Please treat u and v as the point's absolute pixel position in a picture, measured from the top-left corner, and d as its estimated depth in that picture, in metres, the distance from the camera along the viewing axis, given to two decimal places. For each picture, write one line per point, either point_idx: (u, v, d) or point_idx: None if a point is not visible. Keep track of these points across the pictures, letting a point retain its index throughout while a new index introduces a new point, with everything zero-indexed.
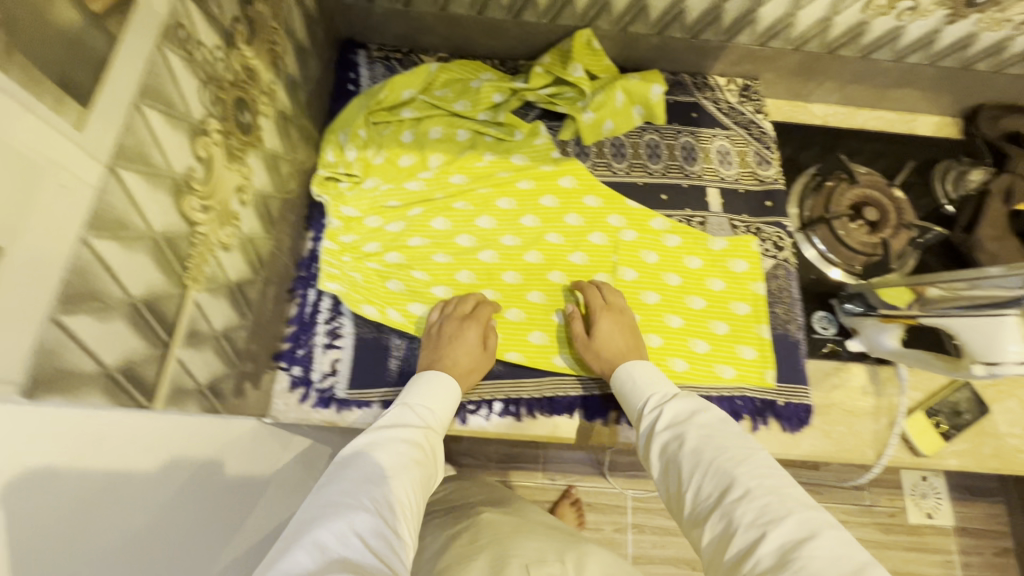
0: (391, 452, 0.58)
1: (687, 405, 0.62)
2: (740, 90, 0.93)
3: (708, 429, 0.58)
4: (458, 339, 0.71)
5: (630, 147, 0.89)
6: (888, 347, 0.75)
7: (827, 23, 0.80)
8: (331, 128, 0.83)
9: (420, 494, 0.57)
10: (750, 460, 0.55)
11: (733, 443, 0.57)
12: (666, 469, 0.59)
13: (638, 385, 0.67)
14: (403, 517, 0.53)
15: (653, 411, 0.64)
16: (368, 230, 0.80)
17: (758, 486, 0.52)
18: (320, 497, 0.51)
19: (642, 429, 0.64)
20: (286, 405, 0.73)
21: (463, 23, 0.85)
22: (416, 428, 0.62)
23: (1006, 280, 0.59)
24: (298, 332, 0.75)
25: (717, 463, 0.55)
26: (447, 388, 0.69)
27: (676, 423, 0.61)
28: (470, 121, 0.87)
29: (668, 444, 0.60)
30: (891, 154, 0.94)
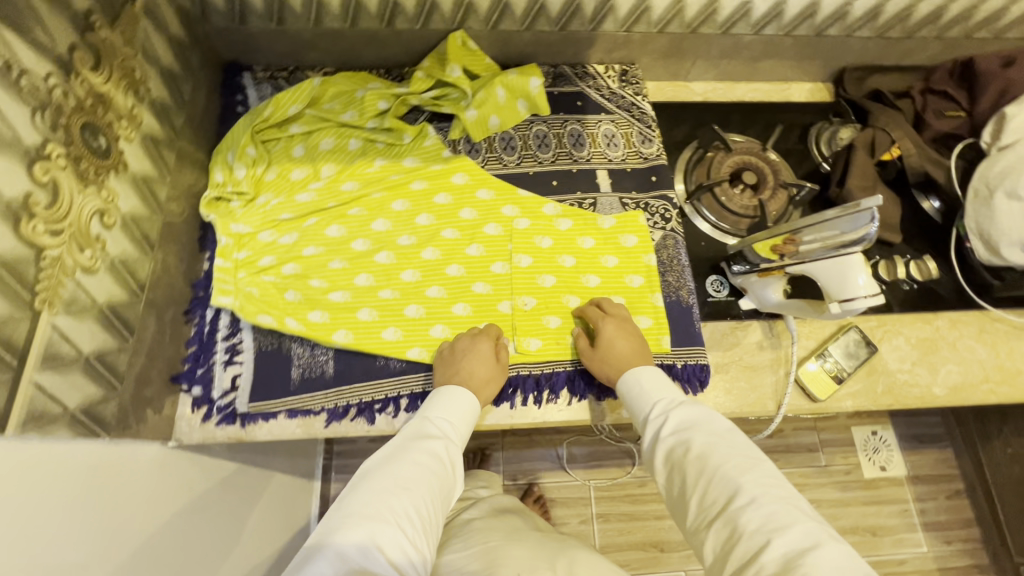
0: (415, 470, 0.61)
1: (693, 414, 0.64)
2: (619, 76, 0.97)
3: (714, 437, 0.60)
4: (471, 351, 0.74)
5: (519, 139, 0.92)
6: (773, 300, 0.79)
7: (680, 4, 0.85)
8: (218, 150, 0.84)
9: (439, 511, 0.61)
10: (755, 468, 0.57)
11: (740, 451, 0.59)
12: (671, 473, 0.62)
13: (645, 392, 0.69)
14: (420, 536, 0.57)
15: (660, 417, 0.66)
16: (262, 245, 0.80)
17: (764, 493, 0.54)
18: (345, 512, 0.56)
19: (648, 434, 0.66)
20: (190, 425, 0.73)
21: (340, 36, 0.87)
22: (434, 442, 0.65)
23: (838, 222, 0.63)
24: (198, 352, 0.75)
25: (724, 470, 0.57)
26: (466, 402, 0.70)
27: (682, 429, 0.63)
28: (360, 130, 0.89)
29: (674, 449, 0.62)
30: (768, 122, 1.00)
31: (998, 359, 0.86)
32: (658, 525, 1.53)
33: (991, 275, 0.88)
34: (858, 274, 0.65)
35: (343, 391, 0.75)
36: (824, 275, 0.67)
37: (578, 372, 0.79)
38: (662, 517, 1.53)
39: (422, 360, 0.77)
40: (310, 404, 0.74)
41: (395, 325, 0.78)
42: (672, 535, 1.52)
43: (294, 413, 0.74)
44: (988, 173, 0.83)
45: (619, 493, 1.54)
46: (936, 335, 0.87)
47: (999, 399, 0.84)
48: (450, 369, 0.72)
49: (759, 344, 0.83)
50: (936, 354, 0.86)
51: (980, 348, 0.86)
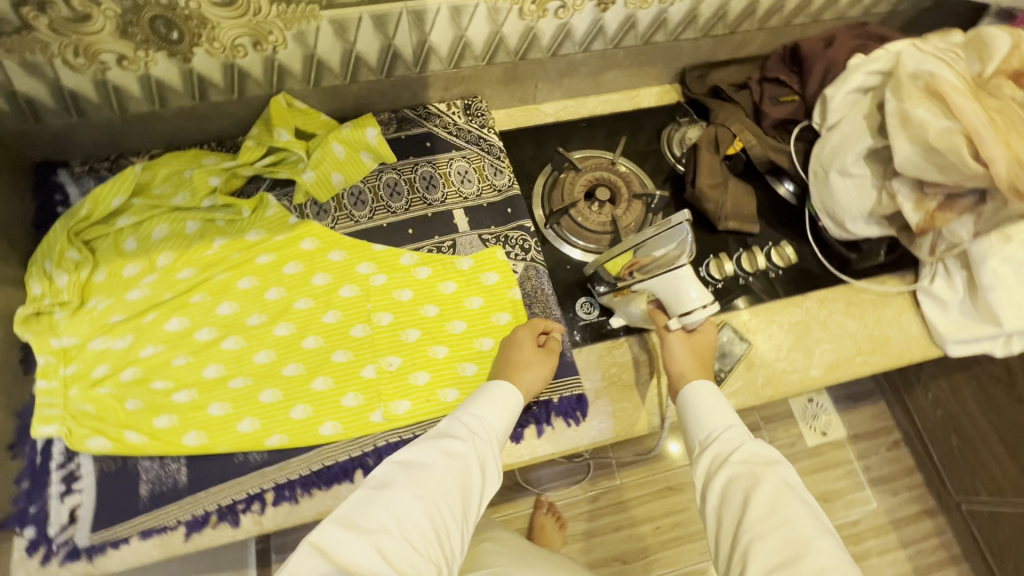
0: (435, 475, 0.58)
1: (765, 452, 0.62)
2: (463, 110, 0.95)
3: (785, 489, 0.58)
4: (519, 340, 0.76)
5: (369, 192, 0.89)
6: (638, 315, 0.79)
7: (498, 35, 0.84)
8: (33, 259, 0.78)
9: (461, 520, 0.58)
10: (825, 535, 0.55)
11: (811, 513, 0.56)
12: (725, 507, 0.59)
13: (715, 412, 0.67)
14: (433, 547, 0.54)
15: (726, 441, 0.63)
16: (94, 354, 0.75)
17: (828, 562, 0.52)
18: (357, 514, 0.54)
19: (709, 458, 0.63)
20: (27, 572, 0.65)
21: (156, 117, 0.82)
22: (460, 442, 0.62)
23: (665, 237, 0.68)
24: (31, 486, 0.68)
25: (790, 528, 0.55)
26: (507, 393, 0.69)
27: (751, 464, 0.61)
28: (196, 211, 0.84)
29: (737, 479, 0.60)
30: (620, 133, 1.00)
31: (867, 329, 0.88)
32: (618, 538, 1.49)
33: (845, 248, 0.92)
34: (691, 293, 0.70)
35: (200, 498, 0.70)
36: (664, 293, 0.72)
37: None
38: (620, 529, 1.49)
39: (283, 447, 0.72)
40: (165, 519, 0.68)
41: (252, 415, 0.73)
42: (632, 544, 1.48)
43: (148, 533, 0.68)
44: (821, 153, 0.85)
45: (574, 513, 1.50)
46: (807, 316, 0.88)
47: (874, 369, 0.86)
48: (501, 365, 0.75)
49: (637, 360, 0.82)
50: (810, 336, 0.87)
51: (849, 322, 0.88)
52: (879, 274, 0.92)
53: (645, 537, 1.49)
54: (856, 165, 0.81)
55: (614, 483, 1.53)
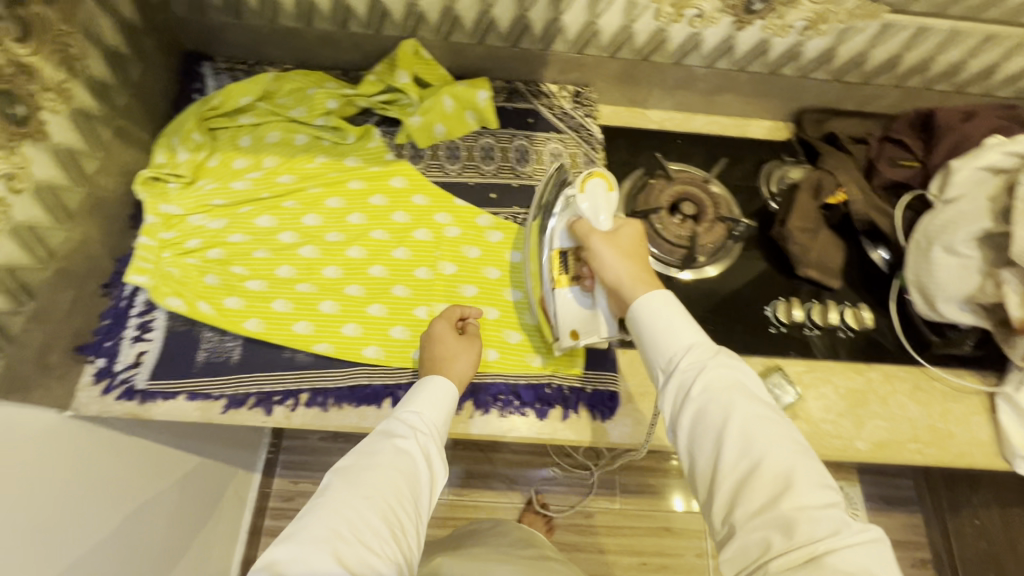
0: (379, 471, 0.57)
1: (729, 373, 0.58)
2: (572, 97, 0.97)
3: (754, 418, 0.55)
4: (437, 335, 0.73)
5: (464, 150, 0.92)
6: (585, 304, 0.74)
7: (628, 30, 0.85)
8: (164, 132, 0.86)
9: (415, 515, 0.57)
10: (798, 455, 0.53)
11: (780, 436, 0.54)
12: (696, 444, 0.56)
13: (676, 332, 0.61)
14: (390, 544, 0.53)
15: (690, 368, 0.59)
16: (191, 228, 0.82)
17: (808, 494, 0.50)
18: (303, 527, 0.52)
19: (674, 388, 0.59)
20: (89, 397, 0.73)
21: (297, 34, 0.89)
22: (402, 440, 0.61)
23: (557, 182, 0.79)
24: (110, 325, 0.76)
25: (766, 461, 0.52)
26: (443, 389, 0.67)
27: (718, 390, 0.57)
28: (308, 127, 0.91)
29: (706, 412, 0.56)
30: (719, 156, 0.99)
31: (930, 418, 0.82)
32: (602, 560, 1.45)
33: (930, 330, 0.86)
34: (592, 187, 0.72)
35: (246, 379, 0.75)
36: (575, 214, 0.74)
37: (485, 385, 0.77)
38: (605, 553, 1.46)
39: (328, 356, 0.77)
40: (211, 388, 0.74)
41: (307, 319, 0.78)
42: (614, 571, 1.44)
43: (194, 396, 0.74)
44: (930, 226, 0.80)
45: (565, 522, 1.48)
46: (867, 387, 0.83)
47: (926, 461, 0.80)
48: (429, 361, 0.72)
49: None
50: (864, 408, 0.82)
51: (912, 406, 0.83)
52: (957, 367, 0.86)
53: (629, 569, 1.44)
54: (967, 245, 0.75)
55: (612, 506, 1.50)
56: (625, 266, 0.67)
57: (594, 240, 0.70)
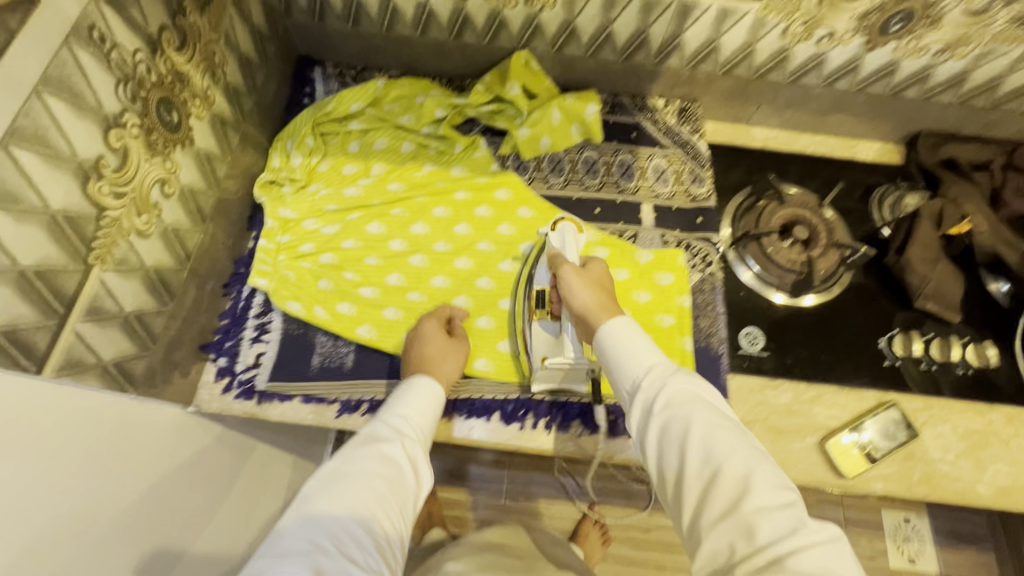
0: (356, 475, 0.54)
1: (688, 386, 0.56)
2: (678, 112, 0.95)
3: (715, 426, 0.52)
4: (417, 335, 0.74)
5: (568, 163, 0.92)
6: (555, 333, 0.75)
7: (750, 48, 0.82)
8: (279, 136, 0.88)
9: (397, 519, 0.55)
10: (758, 460, 0.51)
11: (743, 443, 0.52)
12: (664, 461, 0.54)
13: (636, 347, 0.61)
14: (370, 553, 0.50)
15: (651, 385, 0.58)
16: (305, 232, 0.83)
17: (765, 494, 0.48)
18: (274, 539, 0.49)
19: (637, 408, 0.57)
20: (210, 395, 0.74)
21: (410, 42, 0.89)
22: (385, 445, 0.59)
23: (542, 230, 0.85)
24: (229, 325, 0.78)
25: (727, 469, 0.50)
26: (428, 389, 0.67)
27: (681, 403, 0.55)
28: (415, 135, 0.91)
29: (670, 427, 0.54)
30: (827, 177, 0.96)
31: None
32: None
33: None
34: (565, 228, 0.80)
35: (360, 385, 0.76)
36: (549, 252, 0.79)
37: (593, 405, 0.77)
38: (662, 569, 1.30)
39: None
40: (326, 392, 0.76)
41: None
42: None
43: (309, 399, 0.75)
44: None
45: (620, 534, 1.32)
46: (987, 429, 0.79)
47: None
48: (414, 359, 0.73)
49: (788, 407, 0.79)
50: (985, 451, 0.78)
51: None
52: None
53: None
54: None
55: None
56: (593, 295, 0.68)
57: (565, 270, 0.72)
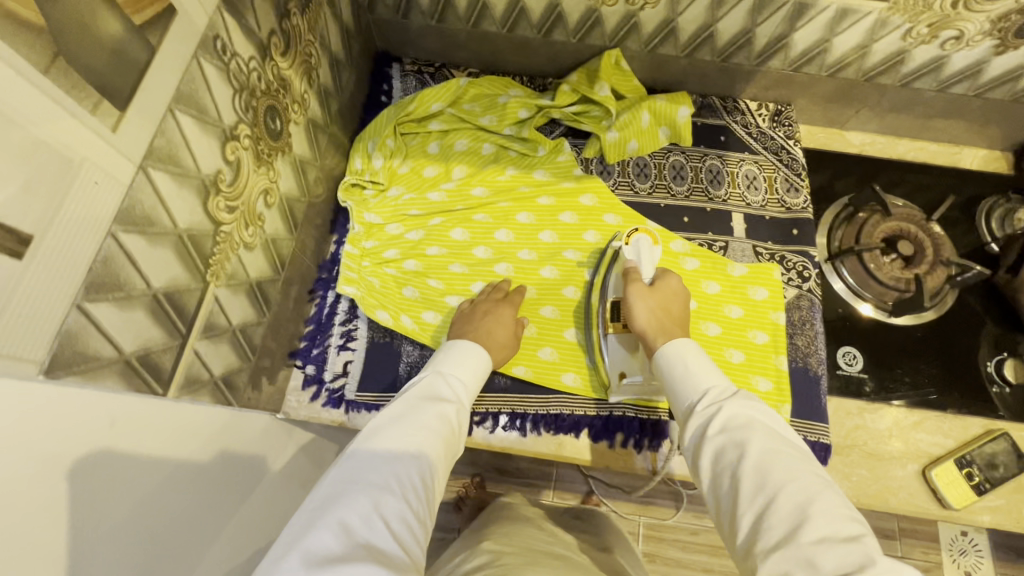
0: (422, 426, 0.54)
1: (748, 412, 0.53)
2: (771, 115, 0.91)
3: (775, 452, 0.48)
4: (492, 313, 0.73)
5: (654, 168, 0.88)
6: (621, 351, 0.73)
7: (864, 50, 0.77)
8: (360, 137, 0.86)
9: (444, 479, 0.53)
10: (823, 489, 0.45)
11: (806, 469, 0.47)
12: (717, 489, 0.50)
13: (694, 375, 0.60)
14: (425, 505, 0.48)
15: (707, 409, 0.55)
16: (389, 237, 0.82)
17: (827, 523, 0.42)
18: (347, 472, 0.48)
19: (694, 429, 0.55)
20: (298, 402, 0.74)
21: (495, 39, 0.86)
22: (444, 403, 0.58)
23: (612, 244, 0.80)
24: (315, 332, 0.78)
25: (783, 496, 0.45)
26: (478, 356, 0.67)
27: (735, 426, 0.52)
28: (495, 136, 0.88)
29: (724, 452, 0.51)
30: (929, 187, 0.90)
31: None
32: None
33: None
34: (637, 239, 0.77)
35: None
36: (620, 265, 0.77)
37: None
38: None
39: (526, 380, 0.76)
40: None
41: None
42: None
43: None
44: None
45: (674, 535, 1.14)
46: None
47: None
48: (467, 325, 0.72)
49: (887, 432, 0.76)
50: None
51: None
52: None
53: None
54: None
55: None
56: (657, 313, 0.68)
57: (631, 287, 0.71)
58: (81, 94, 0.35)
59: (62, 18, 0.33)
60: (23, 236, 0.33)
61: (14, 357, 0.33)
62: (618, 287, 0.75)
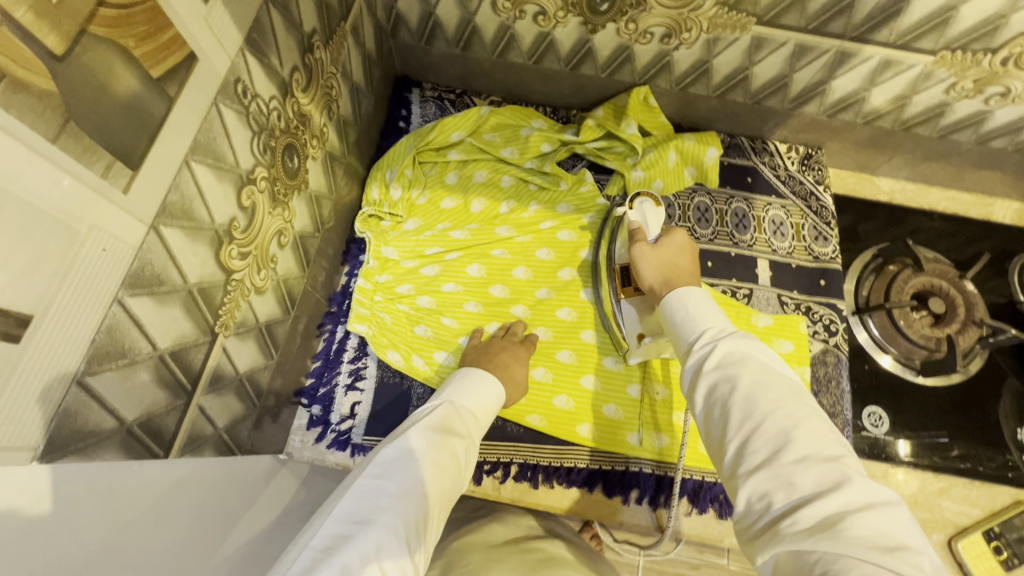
0: (435, 464, 0.50)
1: (745, 347, 0.46)
2: (801, 158, 0.88)
3: (768, 381, 0.43)
4: (509, 351, 0.71)
5: (678, 209, 0.84)
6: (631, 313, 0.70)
7: (904, 101, 0.74)
8: (378, 166, 0.83)
9: (443, 515, 0.50)
10: (812, 418, 0.41)
11: (799, 397, 0.43)
12: (706, 418, 0.45)
13: (692, 318, 0.52)
14: (422, 544, 0.45)
15: (702, 347, 0.48)
16: (404, 271, 0.79)
17: (811, 447, 0.38)
18: (357, 505, 0.45)
19: (687, 366, 0.49)
20: (302, 442, 0.72)
21: (520, 70, 0.83)
22: (456, 438, 0.55)
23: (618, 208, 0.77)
24: (322, 368, 0.75)
25: (771, 422, 0.40)
26: (493, 391, 0.63)
27: (729, 361, 0.46)
28: (516, 168, 0.85)
29: (716, 386, 0.45)
30: (964, 240, 0.87)
31: None
32: None
33: None
34: (640, 203, 0.72)
35: None
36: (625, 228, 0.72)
37: (707, 484, 0.71)
38: None
39: (540, 430, 0.73)
40: None
41: None
42: None
43: None
44: None
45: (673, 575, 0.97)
46: None
47: None
48: (484, 357, 0.69)
49: (913, 499, 0.75)
50: None
51: None
52: None
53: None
54: None
55: None
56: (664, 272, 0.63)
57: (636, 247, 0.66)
58: (91, 160, 0.32)
59: (78, 80, 0.31)
60: (23, 318, 0.30)
61: (12, 446, 0.31)
62: (623, 254, 0.73)
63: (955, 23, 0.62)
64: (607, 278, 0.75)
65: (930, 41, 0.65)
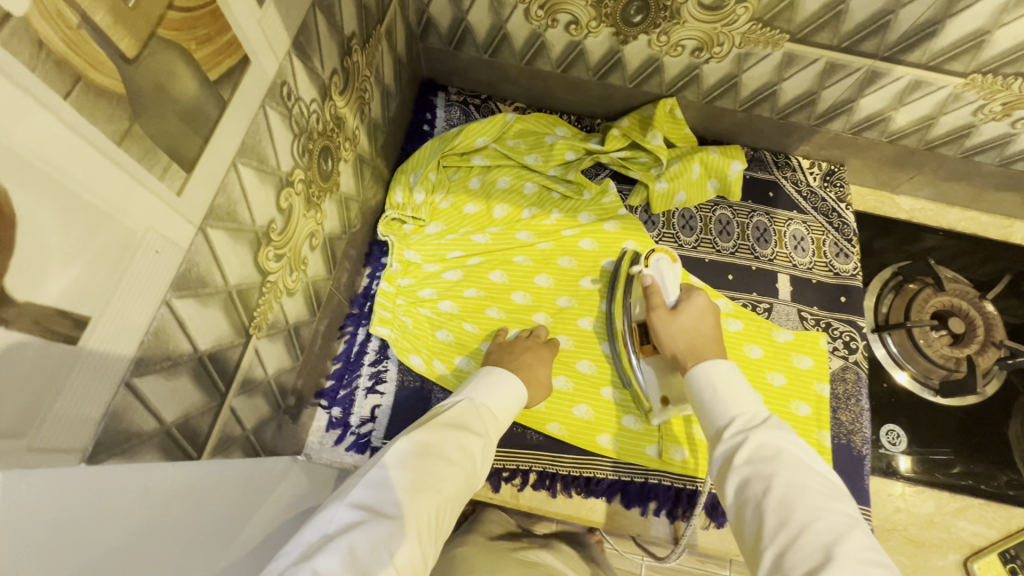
0: (450, 460, 0.50)
1: (780, 444, 0.46)
2: (823, 174, 0.88)
3: (803, 486, 0.43)
4: (532, 352, 0.71)
5: (700, 221, 0.85)
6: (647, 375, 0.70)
7: (931, 121, 0.75)
8: (402, 170, 0.83)
9: (455, 512, 0.49)
10: (851, 532, 0.40)
11: (838, 505, 0.42)
12: (740, 517, 0.45)
13: (721, 401, 0.53)
14: (432, 542, 0.44)
15: (732, 436, 0.49)
16: (426, 276, 0.79)
17: (852, 567, 0.37)
18: (374, 493, 0.45)
19: (718, 456, 0.49)
20: (321, 444, 0.71)
21: (547, 77, 0.83)
22: (474, 434, 0.54)
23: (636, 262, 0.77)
24: (342, 370, 0.74)
25: (809, 533, 0.40)
26: (514, 391, 0.63)
27: (762, 458, 0.46)
28: (539, 175, 0.85)
29: (749, 484, 0.45)
30: (983, 261, 0.87)
31: None
32: None
33: None
34: (656, 262, 0.72)
35: None
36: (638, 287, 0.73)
37: None
38: None
39: (559, 438, 0.73)
40: None
41: None
42: None
43: None
44: None
45: None
46: None
47: None
48: (507, 357, 0.69)
49: (929, 519, 0.76)
50: None
51: None
52: None
53: None
54: None
55: None
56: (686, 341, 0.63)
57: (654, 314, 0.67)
58: (150, 162, 0.32)
59: (141, 82, 0.30)
60: (79, 319, 0.29)
61: (60, 448, 0.31)
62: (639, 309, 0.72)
63: (988, 48, 0.62)
64: (622, 291, 0.74)
65: (961, 63, 0.65)
